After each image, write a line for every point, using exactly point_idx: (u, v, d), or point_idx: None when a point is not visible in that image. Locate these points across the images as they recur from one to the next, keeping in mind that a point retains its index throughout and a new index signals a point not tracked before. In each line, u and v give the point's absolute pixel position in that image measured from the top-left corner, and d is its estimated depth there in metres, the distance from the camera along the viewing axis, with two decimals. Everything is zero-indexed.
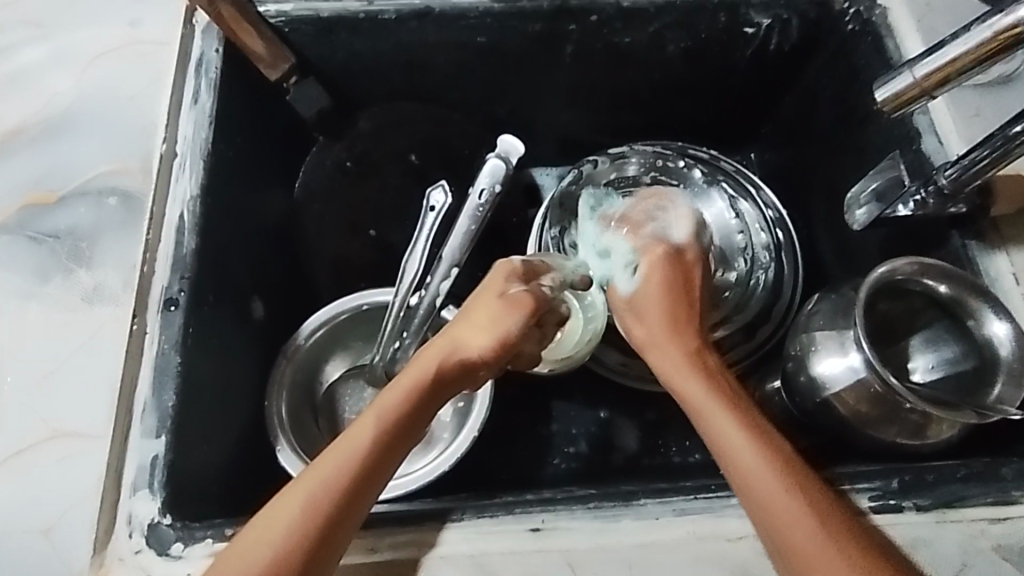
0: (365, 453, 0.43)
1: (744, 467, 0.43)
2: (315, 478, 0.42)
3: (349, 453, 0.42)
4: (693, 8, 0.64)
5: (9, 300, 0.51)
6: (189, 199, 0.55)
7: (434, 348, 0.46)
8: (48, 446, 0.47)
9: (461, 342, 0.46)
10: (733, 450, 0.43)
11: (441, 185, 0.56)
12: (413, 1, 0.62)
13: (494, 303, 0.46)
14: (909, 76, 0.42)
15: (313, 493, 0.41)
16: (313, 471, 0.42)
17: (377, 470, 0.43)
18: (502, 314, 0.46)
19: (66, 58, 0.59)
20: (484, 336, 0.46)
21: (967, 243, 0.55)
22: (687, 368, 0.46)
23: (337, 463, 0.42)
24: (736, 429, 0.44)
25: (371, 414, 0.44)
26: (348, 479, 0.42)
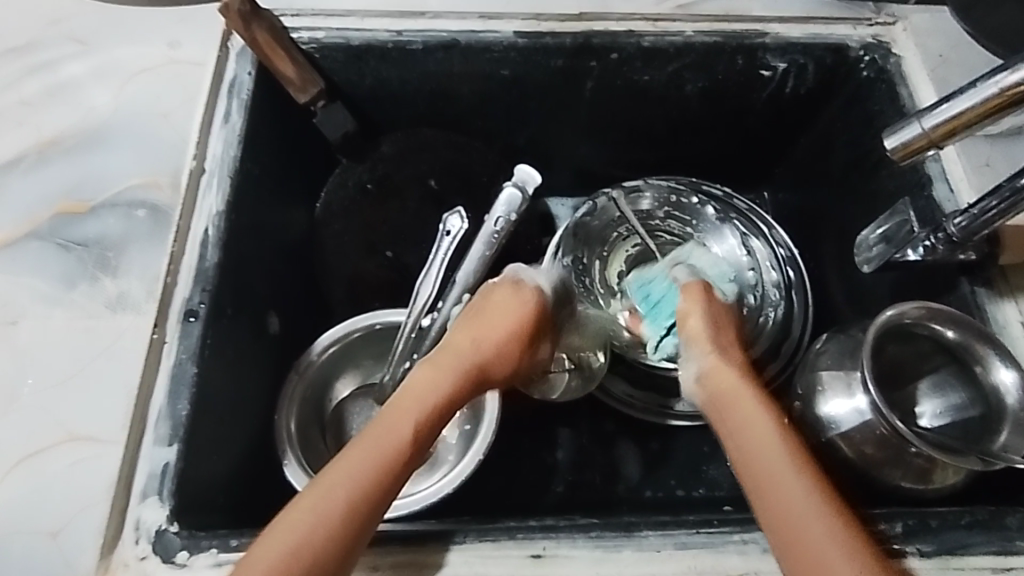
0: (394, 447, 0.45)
1: (781, 487, 0.43)
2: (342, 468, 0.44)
3: (383, 438, 0.46)
4: (713, 50, 0.65)
5: (35, 304, 0.53)
6: (215, 214, 0.56)
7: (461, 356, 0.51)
8: (63, 448, 0.48)
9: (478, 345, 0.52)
10: (775, 474, 0.44)
11: (459, 211, 0.56)
12: (440, 33, 0.64)
13: (508, 312, 0.53)
14: (917, 127, 0.44)
15: (349, 481, 0.43)
16: (346, 464, 0.44)
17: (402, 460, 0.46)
18: (517, 322, 0.53)
19: (105, 74, 0.62)
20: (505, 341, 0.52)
21: (977, 290, 0.56)
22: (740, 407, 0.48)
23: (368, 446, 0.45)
24: (770, 445, 0.46)
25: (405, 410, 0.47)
26: (375, 469, 0.44)
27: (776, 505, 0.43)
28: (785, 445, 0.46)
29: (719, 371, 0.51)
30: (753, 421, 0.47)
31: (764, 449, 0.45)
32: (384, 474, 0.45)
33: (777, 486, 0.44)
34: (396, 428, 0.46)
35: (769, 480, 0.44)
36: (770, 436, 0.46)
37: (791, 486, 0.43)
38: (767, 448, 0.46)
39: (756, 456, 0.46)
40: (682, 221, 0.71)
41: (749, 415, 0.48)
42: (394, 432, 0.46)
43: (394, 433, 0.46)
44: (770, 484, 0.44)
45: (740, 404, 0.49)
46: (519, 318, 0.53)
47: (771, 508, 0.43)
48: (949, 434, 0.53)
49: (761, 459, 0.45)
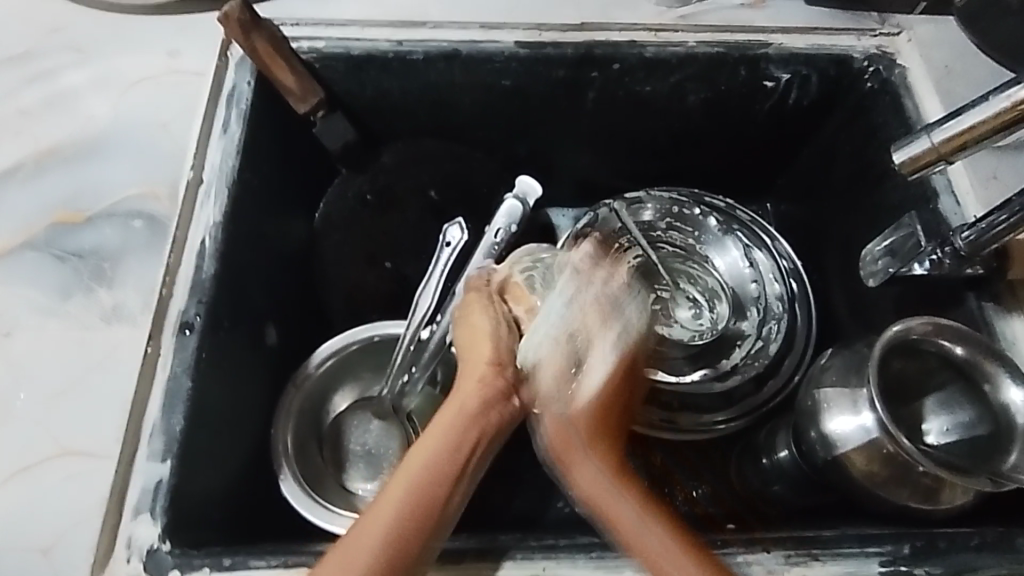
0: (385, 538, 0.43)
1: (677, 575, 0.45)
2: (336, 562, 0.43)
3: (370, 531, 0.43)
4: (716, 62, 0.65)
5: (29, 316, 0.52)
6: (212, 225, 0.55)
7: (446, 425, 0.46)
8: (57, 464, 0.47)
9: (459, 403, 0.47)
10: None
11: (458, 223, 0.58)
12: (441, 43, 0.63)
13: (483, 350, 0.49)
14: (926, 141, 0.43)
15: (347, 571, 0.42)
16: (340, 552, 0.43)
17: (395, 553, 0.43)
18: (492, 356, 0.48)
19: (104, 84, 0.62)
20: (490, 380, 0.48)
21: (984, 306, 0.55)
22: (591, 484, 0.48)
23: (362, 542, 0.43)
24: (666, 553, 0.45)
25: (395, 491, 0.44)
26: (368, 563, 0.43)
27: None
28: (642, 515, 0.46)
29: (584, 474, 0.48)
30: (628, 517, 0.46)
31: (632, 523, 0.46)
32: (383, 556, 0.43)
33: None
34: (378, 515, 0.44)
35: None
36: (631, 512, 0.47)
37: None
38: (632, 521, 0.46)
39: (601, 506, 0.47)
40: (685, 233, 0.71)
41: (606, 489, 0.48)
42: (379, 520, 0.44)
43: (374, 521, 0.44)
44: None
45: (602, 501, 0.47)
46: (500, 353, 0.49)
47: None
48: (956, 452, 0.52)
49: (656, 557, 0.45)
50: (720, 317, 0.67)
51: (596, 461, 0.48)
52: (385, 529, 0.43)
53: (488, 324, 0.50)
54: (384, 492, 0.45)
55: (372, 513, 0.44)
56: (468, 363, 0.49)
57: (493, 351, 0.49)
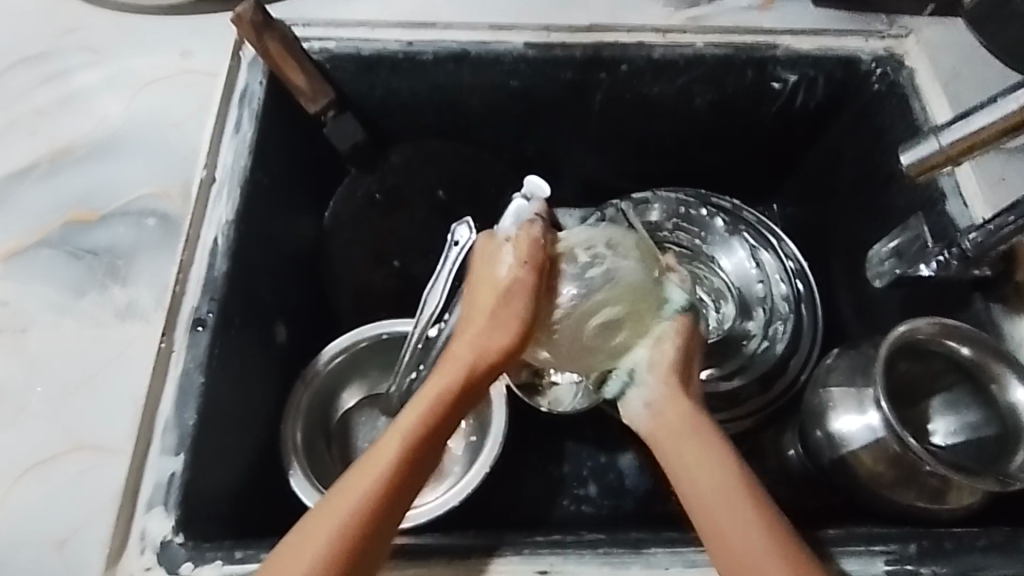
0: (396, 469, 0.41)
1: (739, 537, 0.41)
2: (341, 500, 0.40)
3: (378, 466, 0.41)
4: (723, 63, 0.65)
5: (44, 312, 0.53)
6: (224, 223, 0.56)
7: (457, 360, 0.45)
8: (71, 458, 0.48)
9: (483, 335, 0.45)
10: (733, 522, 0.42)
11: (467, 220, 0.55)
12: (451, 44, 0.64)
13: (491, 292, 0.47)
14: (935, 144, 0.43)
15: (355, 505, 0.40)
16: (347, 487, 0.41)
17: (401, 485, 0.42)
18: (505, 296, 0.46)
19: (118, 84, 0.62)
20: (500, 321, 0.46)
21: (992, 308, 0.55)
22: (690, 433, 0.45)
23: (370, 477, 0.41)
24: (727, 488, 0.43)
25: (404, 423, 0.43)
26: (375, 497, 0.41)
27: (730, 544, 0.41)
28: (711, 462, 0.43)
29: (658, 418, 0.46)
30: (706, 448, 0.44)
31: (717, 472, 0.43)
32: (388, 493, 0.41)
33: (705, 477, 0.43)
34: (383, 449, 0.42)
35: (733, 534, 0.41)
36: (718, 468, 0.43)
37: (749, 532, 0.41)
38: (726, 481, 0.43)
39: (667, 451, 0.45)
40: (691, 234, 0.71)
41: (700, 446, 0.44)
42: (389, 453, 0.42)
43: (382, 455, 0.42)
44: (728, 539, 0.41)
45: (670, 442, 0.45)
46: (515, 294, 0.46)
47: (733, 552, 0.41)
48: (963, 453, 0.52)
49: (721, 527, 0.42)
50: (726, 317, 0.68)
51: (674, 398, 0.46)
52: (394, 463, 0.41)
53: (503, 267, 0.47)
54: (394, 426, 0.43)
55: (381, 446, 0.42)
56: (477, 298, 0.47)
57: (505, 288, 0.46)
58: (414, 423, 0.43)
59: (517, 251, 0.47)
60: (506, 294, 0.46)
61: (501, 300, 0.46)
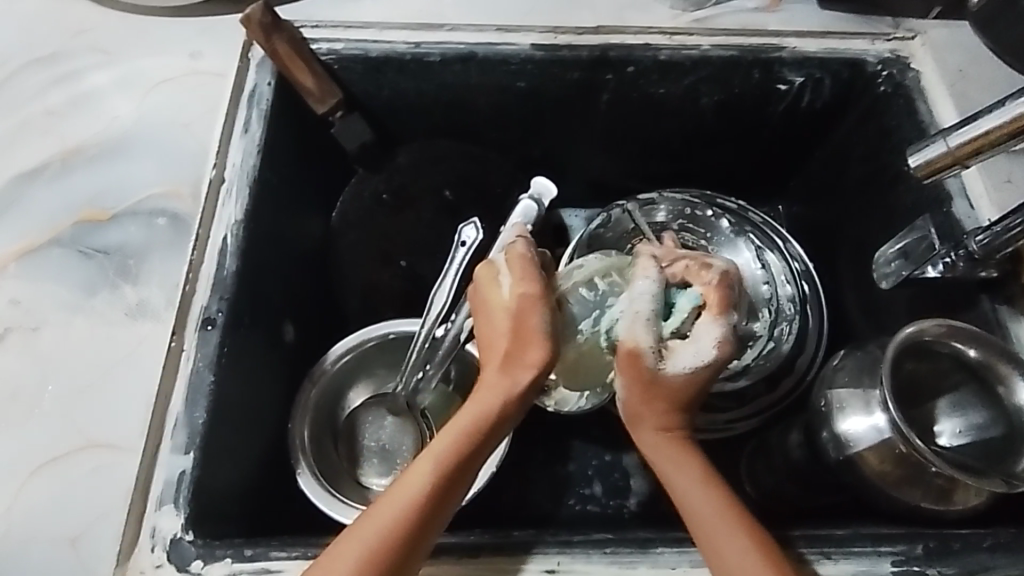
0: (426, 491, 0.42)
1: (726, 548, 0.43)
2: (369, 524, 0.41)
3: (409, 489, 0.42)
4: (730, 65, 0.65)
5: (56, 311, 0.54)
6: (233, 223, 0.57)
7: (484, 390, 0.44)
8: (83, 455, 0.48)
9: (506, 353, 0.44)
10: (716, 532, 0.44)
11: (474, 221, 0.56)
12: (458, 45, 0.64)
13: (501, 314, 0.45)
14: (942, 145, 0.43)
15: (383, 527, 0.40)
16: (376, 510, 0.41)
17: (433, 508, 0.42)
18: (515, 319, 0.45)
19: (128, 84, 0.63)
20: (516, 344, 0.44)
21: (998, 308, 0.55)
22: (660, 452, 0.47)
23: (399, 500, 0.41)
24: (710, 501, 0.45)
25: (429, 455, 0.43)
26: (405, 520, 0.41)
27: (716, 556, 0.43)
28: (699, 485, 0.46)
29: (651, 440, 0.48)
30: (670, 465, 0.47)
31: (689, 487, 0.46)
32: (412, 522, 0.41)
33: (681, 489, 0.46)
34: (415, 473, 0.42)
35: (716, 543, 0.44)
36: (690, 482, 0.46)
37: (737, 543, 0.43)
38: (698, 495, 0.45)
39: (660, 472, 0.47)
40: (697, 234, 0.71)
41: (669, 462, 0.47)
42: (420, 477, 0.42)
43: (413, 478, 0.42)
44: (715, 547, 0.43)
45: (665, 466, 0.47)
46: (526, 314, 0.44)
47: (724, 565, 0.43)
48: (969, 454, 0.52)
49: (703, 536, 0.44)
50: None
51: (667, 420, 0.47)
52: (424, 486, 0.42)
53: (504, 289, 0.45)
54: (427, 449, 0.44)
55: (412, 469, 0.43)
56: (490, 324, 0.46)
57: (513, 310, 0.45)
58: (438, 454, 0.43)
59: (512, 270, 0.46)
60: (516, 316, 0.45)
61: (514, 326, 0.45)
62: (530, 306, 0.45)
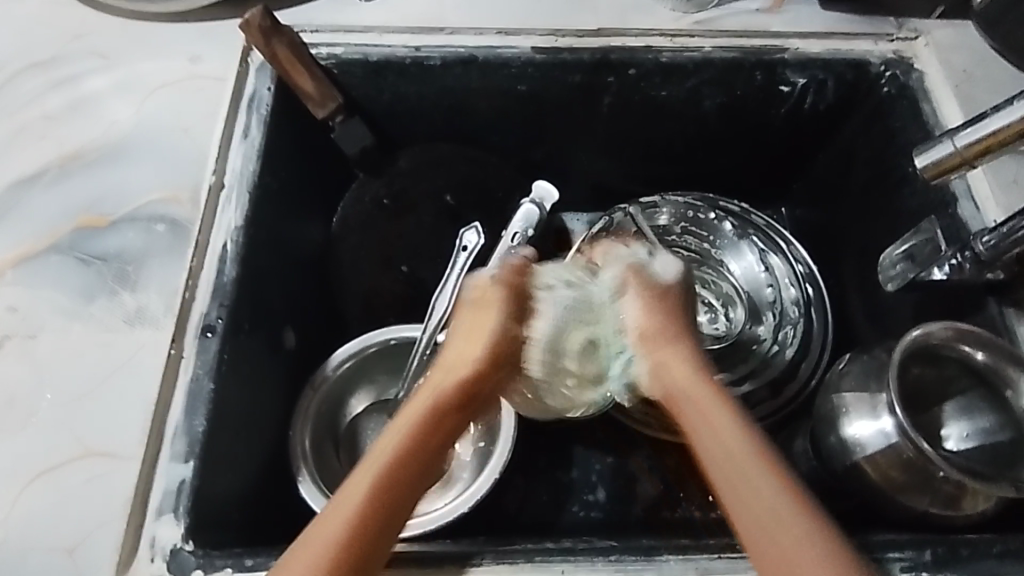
0: (373, 499, 0.38)
1: (741, 483, 0.37)
2: (321, 531, 0.37)
3: (356, 501, 0.38)
4: (732, 67, 0.65)
5: (54, 318, 0.53)
6: (233, 228, 0.56)
7: (429, 386, 0.42)
8: (81, 464, 0.48)
9: (461, 354, 0.43)
10: (754, 484, 0.37)
11: (475, 227, 0.59)
12: (459, 48, 0.64)
13: (483, 328, 0.44)
14: (950, 146, 0.43)
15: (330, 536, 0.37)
16: (324, 523, 0.37)
17: (386, 516, 0.38)
18: (495, 340, 0.44)
19: (127, 90, 0.62)
20: (479, 358, 0.43)
21: (1005, 311, 0.55)
22: (682, 391, 0.41)
23: (344, 511, 0.37)
24: (736, 442, 0.38)
25: (374, 461, 0.39)
26: (356, 531, 0.37)
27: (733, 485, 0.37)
28: (732, 430, 0.39)
29: (664, 368, 0.42)
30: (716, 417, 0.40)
31: (731, 448, 0.38)
32: (360, 534, 0.37)
33: (730, 448, 0.38)
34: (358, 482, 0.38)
35: (740, 486, 0.37)
36: (732, 436, 0.39)
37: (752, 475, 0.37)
38: (739, 455, 0.38)
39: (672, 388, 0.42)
40: (700, 237, 0.71)
41: (704, 406, 0.40)
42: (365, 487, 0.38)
43: (358, 488, 0.38)
44: (733, 485, 0.37)
45: (688, 402, 0.41)
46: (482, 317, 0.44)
47: (757, 522, 0.36)
48: (977, 458, 0.52)
49: (745, 485, 0.37)
50: (736, 322, 0.67)
51: (679, 354, 0.43)
52: (370, 493, 0.38)
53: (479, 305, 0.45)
54: (368, 458, 0.40)
55: (356, 479, 0.39)
56: (459, 353, 0.43)
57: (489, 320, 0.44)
58: (382, 461, 0.39)
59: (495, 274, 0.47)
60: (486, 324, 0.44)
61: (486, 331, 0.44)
62: (488, 309, 0.45)
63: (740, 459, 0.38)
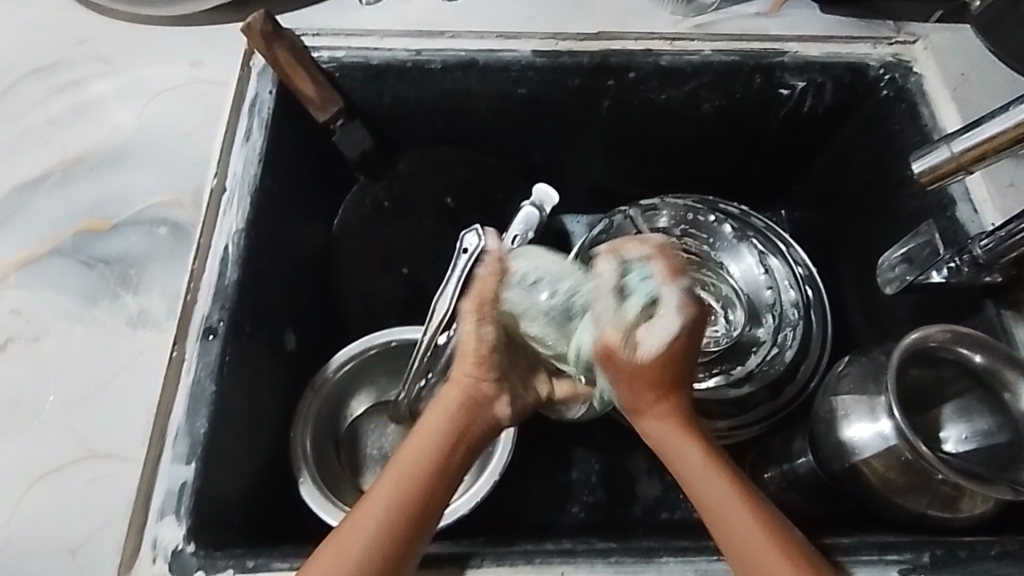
0: (392, 524, 0.40)
1: (736, 530, 0.42)
2: (342, 557, 0.39)
3: (376, 527, 0.40)
4: (731, 70, 0.65)
5: (58, 321, 0.53)
6: (234, 231, 0.56)
7: (438, 404, 0.42)
8: (84, 466, 0.48)
9: (466, 370, 0.41)
10: (729, 514, 0.42)
11: (475, 227, 0.51)
12: (459, 52, 0.64)
13: (478, 342, 0.41)
14: (946, 151, 0.43)
15: (355, 562, 0.39)
16: (343, 547, 0.40)
17: (408, 539, 0.40)
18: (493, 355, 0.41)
19: (129, 94, 0.63)
20: (482, 373, 0.41)
21: (1003, 313, 0.55)
22: (662, 431, 0.44)
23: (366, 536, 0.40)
24: (707, 476, 0.43)
25: (389, 486, 0.40)
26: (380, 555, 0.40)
27: (728, 544, 0.42)
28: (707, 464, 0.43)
29: (649, 421, 0.44)
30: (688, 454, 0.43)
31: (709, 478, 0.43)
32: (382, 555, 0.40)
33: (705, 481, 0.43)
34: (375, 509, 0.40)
35: (718, 514, 0.42)
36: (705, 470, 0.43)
37: (747, 534, 0.42)
38: (716, 487, 0.43)
39: (666, 454, 0.44)
40: (700, 240, 0.71)
41: (677, 441, 0.44)
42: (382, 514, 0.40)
43: (376, 514, 0.40)
44: (736, 551, 0.42)
45: (668, 442, 0.44)
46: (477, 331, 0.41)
47: (732, 544, 0.42)
48: (975, 460, 0.52)
49: (721, 515, 0.42)
50: (735, 324, 0.68)
51: (660, 402, 0.43)
52: (389, 520, 0.40)
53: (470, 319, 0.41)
54: (383, 482, 0.41)
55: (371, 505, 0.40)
56: (465, 367, 0.42)
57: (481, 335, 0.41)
58: (398, 488, 0.40)
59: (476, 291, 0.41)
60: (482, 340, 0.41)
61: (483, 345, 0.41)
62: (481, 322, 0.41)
63: (717, 494, 0.42)
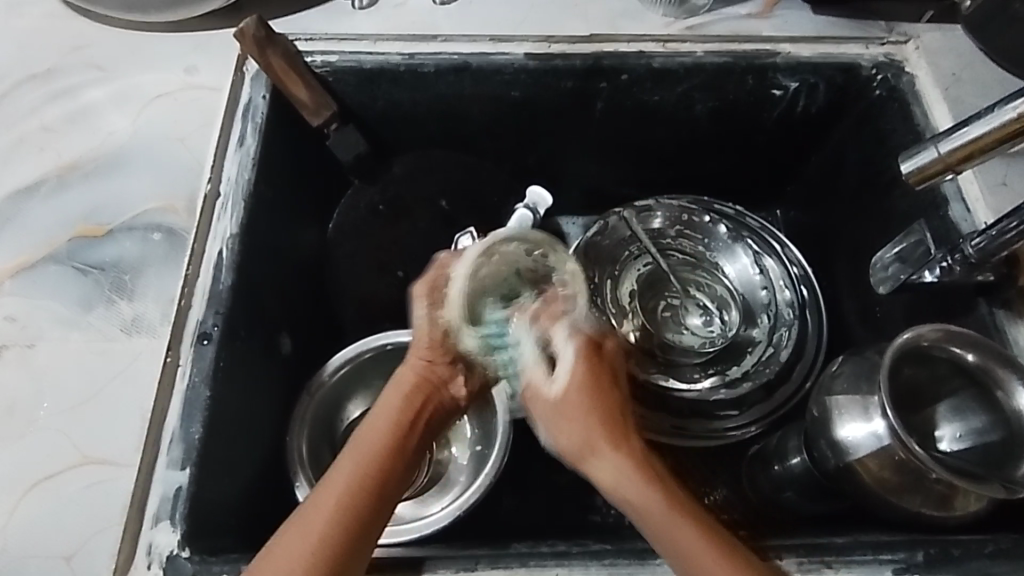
0: (355, 482, 0.42)
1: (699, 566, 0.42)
2: (309, 517, 0.41)
3: (342, 486, 0.42)
4: (724, 72, 0.65)
5: (52, 327, 0.54)
6: (228, 236, 0.57)
7: (398, 385, 0.48)
8: (79, 472, 0.49)
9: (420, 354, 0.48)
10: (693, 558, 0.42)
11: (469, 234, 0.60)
12: (452, 56, 0.64)
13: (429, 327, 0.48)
14: (933, 152, 0.44)
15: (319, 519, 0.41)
16: (310, 509, 0.42)
17: (370, 496, 0.43)
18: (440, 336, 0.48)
19: (123, 100, 0.63)
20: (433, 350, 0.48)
21: (995, 312, 0.55)
22: (621, 480, 0.44)
23: (330, 496, 0.42)
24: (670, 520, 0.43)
25: (353, 452, 0.44)
26: (344, 511, 0.41)
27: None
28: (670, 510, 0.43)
29: (600, 466, 0.45)
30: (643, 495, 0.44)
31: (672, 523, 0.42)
32: (345, 513, 0.42)
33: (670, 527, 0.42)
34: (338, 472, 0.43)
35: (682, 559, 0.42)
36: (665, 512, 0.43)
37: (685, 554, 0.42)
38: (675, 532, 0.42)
39: (613, 488, 0.45)
40: (694, 240, 0.71)
41: (632, 481, 0.44)
42: (347, 473, 0.43)
43: (342, 477, 0.43)
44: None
45: (620, 481, 0.44)
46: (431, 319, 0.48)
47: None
48: (968, 459, 0.52)
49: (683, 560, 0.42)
50: (731, 324, 0.68)
51: (609, 446, 0.45)
52: (354, 477, 0.43)
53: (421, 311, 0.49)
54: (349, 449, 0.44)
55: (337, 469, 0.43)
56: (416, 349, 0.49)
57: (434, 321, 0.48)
58: (363, 449, 0.44)
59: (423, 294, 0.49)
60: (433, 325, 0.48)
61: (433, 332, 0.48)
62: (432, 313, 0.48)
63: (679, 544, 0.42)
